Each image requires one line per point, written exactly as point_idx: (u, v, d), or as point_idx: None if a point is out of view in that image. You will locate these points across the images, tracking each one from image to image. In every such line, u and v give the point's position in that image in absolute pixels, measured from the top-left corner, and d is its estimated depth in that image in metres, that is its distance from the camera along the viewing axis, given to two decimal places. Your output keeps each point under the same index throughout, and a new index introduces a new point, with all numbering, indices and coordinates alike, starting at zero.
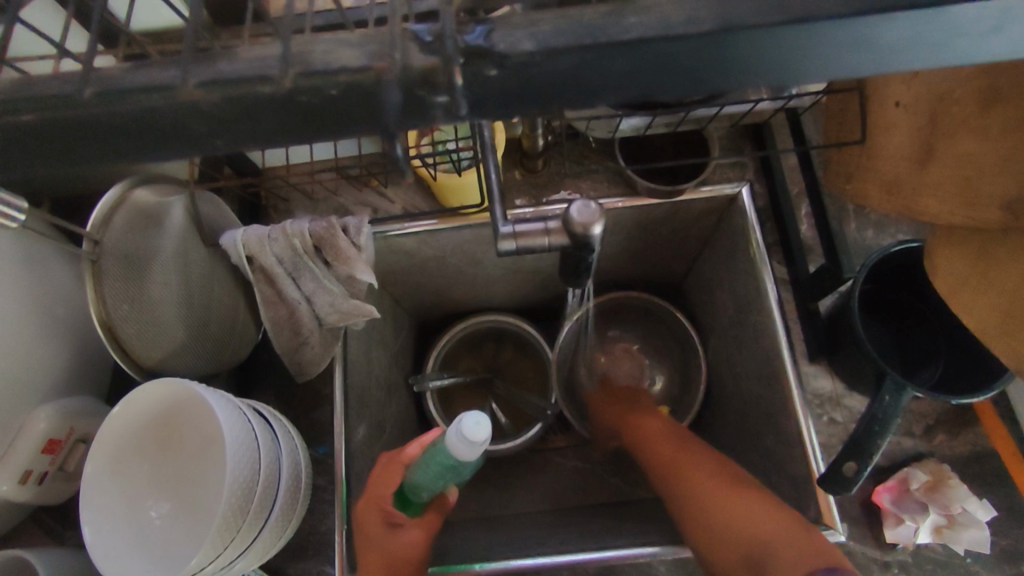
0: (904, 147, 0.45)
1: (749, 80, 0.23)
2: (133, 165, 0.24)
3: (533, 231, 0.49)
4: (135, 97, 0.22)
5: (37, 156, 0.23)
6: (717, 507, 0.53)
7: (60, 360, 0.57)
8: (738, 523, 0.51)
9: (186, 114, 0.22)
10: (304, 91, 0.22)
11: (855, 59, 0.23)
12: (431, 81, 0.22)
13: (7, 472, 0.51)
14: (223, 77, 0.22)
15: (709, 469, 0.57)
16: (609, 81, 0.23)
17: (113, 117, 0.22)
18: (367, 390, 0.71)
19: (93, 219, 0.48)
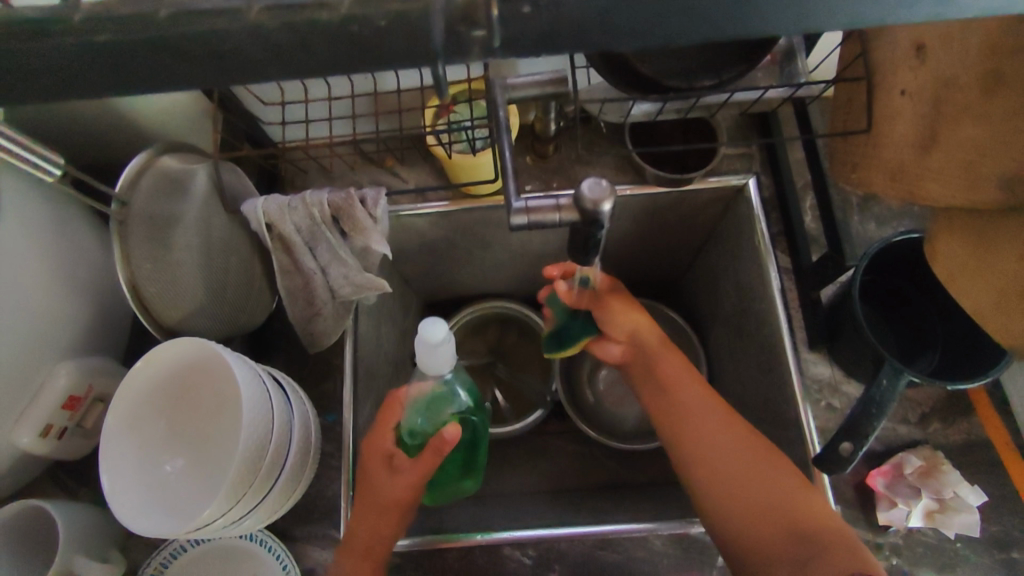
0: (909, 132, 0.47)
1: (770, 27, 0.25)
2: (187, 90, 0.25)
3: (545, 207, 0.50)
4: (195, 20, 0.23)
5: (104, 78, 0.24)
6: (750, 480, 0.53)
7: (82, 319, 0.58)
8: (766, 503, 0.52)
9: (242, 39, 0.24)
10: (354, 21, 0.24)
11: (869, 9, 0.24)
12: (471, 16, 0.24)
13: (29, 424, 0.53)
14: (282, 3, 0.23)
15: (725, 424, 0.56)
16: (640, 24, 0.24)
17: (173, 38, 0.23)
18: (375, 365, 0.73)
19: (123, 180, 0.49)
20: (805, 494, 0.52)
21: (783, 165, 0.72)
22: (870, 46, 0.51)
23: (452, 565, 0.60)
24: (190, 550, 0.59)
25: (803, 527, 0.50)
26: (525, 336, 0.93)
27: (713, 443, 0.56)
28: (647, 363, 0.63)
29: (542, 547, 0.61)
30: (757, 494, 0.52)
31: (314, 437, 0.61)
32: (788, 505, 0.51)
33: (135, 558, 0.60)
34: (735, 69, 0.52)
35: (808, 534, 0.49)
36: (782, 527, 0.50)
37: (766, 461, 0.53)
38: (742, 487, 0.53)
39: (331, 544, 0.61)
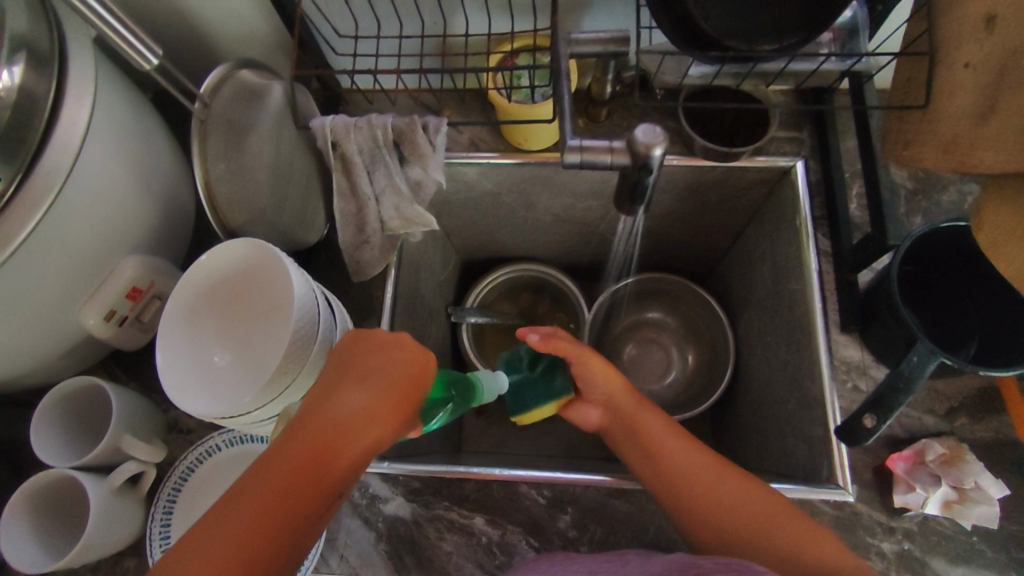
0: (966, 104, 0.48)
1: None
2: None
3: (598, 147, 0.52)
4: None
5: None
6: (712, 495, 0.52)
7: (154, 220, 0.63)
8: (727, 504, 0.52)
9: None
10: None
11: None
12: None
13: (95, 307, 0.58)
14: None
15: (686, 448, 0.56)
16: None
17: None
18: (413, 305, 0.76)
19: (207, 83, 0.53)
20: (766, 503, 0.52)
21: (834, 150, 0.72)
22: (936, 22, 0.51)
23: (468, 494, 0.62)
24: (222, 450, 0.62)
25: (757, 527, 0.50)
26: (558, 304, 0.94)
27: (678, 454, 0.55)
28: (624, 423, 0.60)
29: (557, 489, 0.62)
30: (722, 499, 0.52)
31: None
32: (756, 524, 0.50)
33: (175, 451, 0.64)
34: (793, 37, 0.53)
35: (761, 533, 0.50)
36: (736, 531, 0.50)
37: (725, 475, 0.54)
38: (713, 510, 0.52)
39: None
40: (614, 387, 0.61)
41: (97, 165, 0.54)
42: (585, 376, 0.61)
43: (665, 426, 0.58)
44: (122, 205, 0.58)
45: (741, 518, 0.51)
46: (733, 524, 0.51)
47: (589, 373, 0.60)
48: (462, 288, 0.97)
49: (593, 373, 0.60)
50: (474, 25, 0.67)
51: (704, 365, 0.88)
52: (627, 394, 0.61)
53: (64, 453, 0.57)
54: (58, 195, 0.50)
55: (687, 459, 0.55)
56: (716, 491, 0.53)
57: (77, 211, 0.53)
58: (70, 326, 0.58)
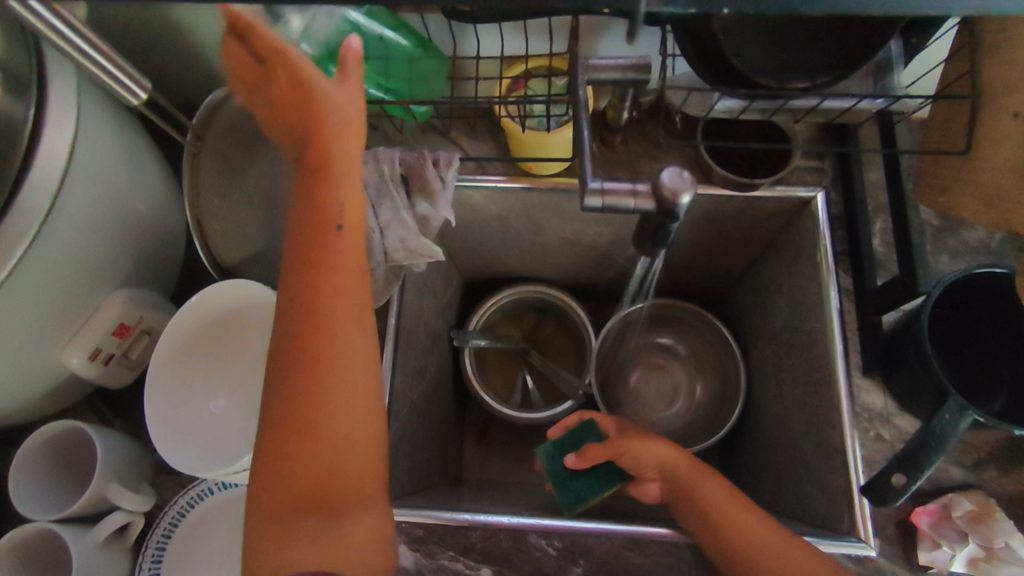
0: (1012, 157, 0.45)
1: None
2: None
3: (621, 191, 0.48)
4: None
5: None
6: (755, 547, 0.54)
7: (142, 251, 0.59)
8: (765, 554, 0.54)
9: None
10: None
11: None
12: None
13: (79, 346, 0.54)
14: None
15: (730, 505, 0.57)
16: None
17: None
18: (415, 335, 0.72)
19: (200, 113, 0.50)
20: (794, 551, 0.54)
21: (857, 182, 0.69)
22: (980, 64, 0.48)
23: (475, 544, 0.59)
24: (214, 495, 0.59)
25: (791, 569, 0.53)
26: (563, 328, 0.91)
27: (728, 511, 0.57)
28: (689, 496, 0.60)
29: (569, 539, 0.59)
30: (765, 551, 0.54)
31: None
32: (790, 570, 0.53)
33: (163, 495, 0.60)
34: (826, 74, 0.50)
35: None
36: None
37: (757, 525, 0.56)
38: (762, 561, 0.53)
39: None
40: (670, 457, 0.62)
41: (80, 198, 0.50)
42: (634, 463, 0.62)
43: (701, 474, 0.61)
44: (108, 237, 0.54)
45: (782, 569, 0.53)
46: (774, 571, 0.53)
47: (635, 455, 0.62)
48: (463, 309, 0.94)
49: (636, 453, 0.62)
50: (485, 47, 0.64)
51: (714, 397, 0.85)
52: (678, 455, 0.62)
53: (44, 503, 0.54)
54: (39, 232, 0.46)
55: (733, 511, 0.57)
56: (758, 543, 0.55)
57: (58, 248, 0.49)
58: (52, 366, 0.55)
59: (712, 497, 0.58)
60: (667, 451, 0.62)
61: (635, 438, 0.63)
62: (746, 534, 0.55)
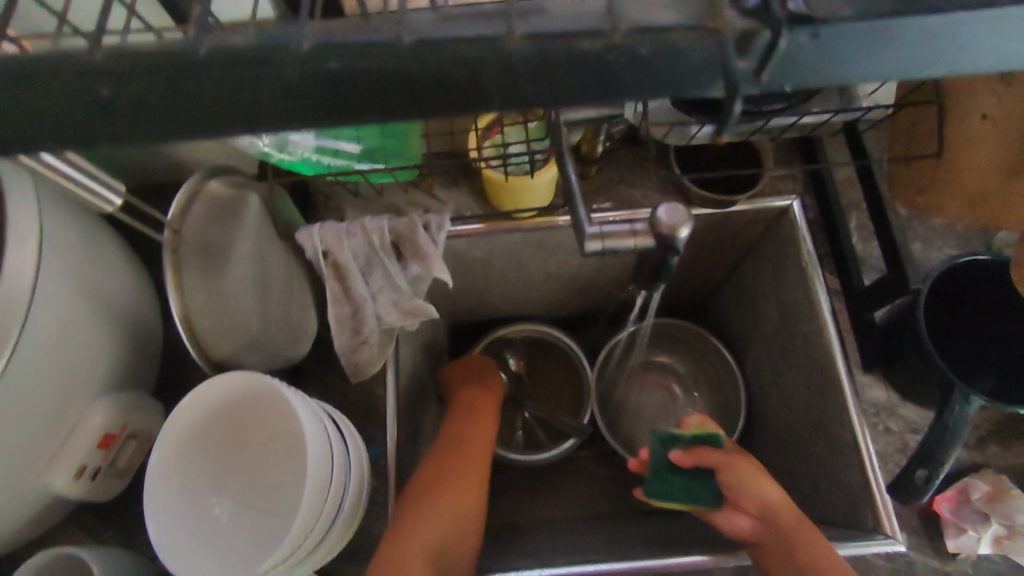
0: (989, 159, 0.46)
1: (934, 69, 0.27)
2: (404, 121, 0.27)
3: (620, 232, 0.47)
4: (453, 43, 0.26)
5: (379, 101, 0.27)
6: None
7: (121, 353, 0.55)
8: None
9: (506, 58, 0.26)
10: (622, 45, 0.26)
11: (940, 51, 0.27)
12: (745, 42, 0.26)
13: (62, 467, 0.51)
14: (543, 31, 0.26)
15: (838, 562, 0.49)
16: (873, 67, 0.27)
17: (437, 54, 0.26)
18: (417, 394, 0.70)
19: (174, 208, 0.46)
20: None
21: (829, 183, 0.71)
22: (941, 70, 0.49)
23: None
24: None
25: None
26: (556, 359, 0.91)
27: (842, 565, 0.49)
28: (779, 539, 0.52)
29: None
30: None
31: (367, 482, 0.57)
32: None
33: None
34: (802, 94, 0.51)
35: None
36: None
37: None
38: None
39: None
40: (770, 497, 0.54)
41: (53, 311, 0.46)
42: (733, 484, 0.55)
43: (803, 523, 0.52)
44: (85, 346, 0.51)
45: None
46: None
47: (743, 481, 0.55)
48: (454, 353, 0.91)
49: (745, 476, 0.55)
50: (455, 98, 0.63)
51: (716, 408, 0.85)
52: (776, 495, 0.55)
53: None
54: (10, 358, 0.43)
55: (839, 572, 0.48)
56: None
57: (35, 370, 0.46)
58: (37, 492, 0.51)
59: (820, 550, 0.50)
60: (775, 490, 0.55)
61: (740, 459, 0.57)
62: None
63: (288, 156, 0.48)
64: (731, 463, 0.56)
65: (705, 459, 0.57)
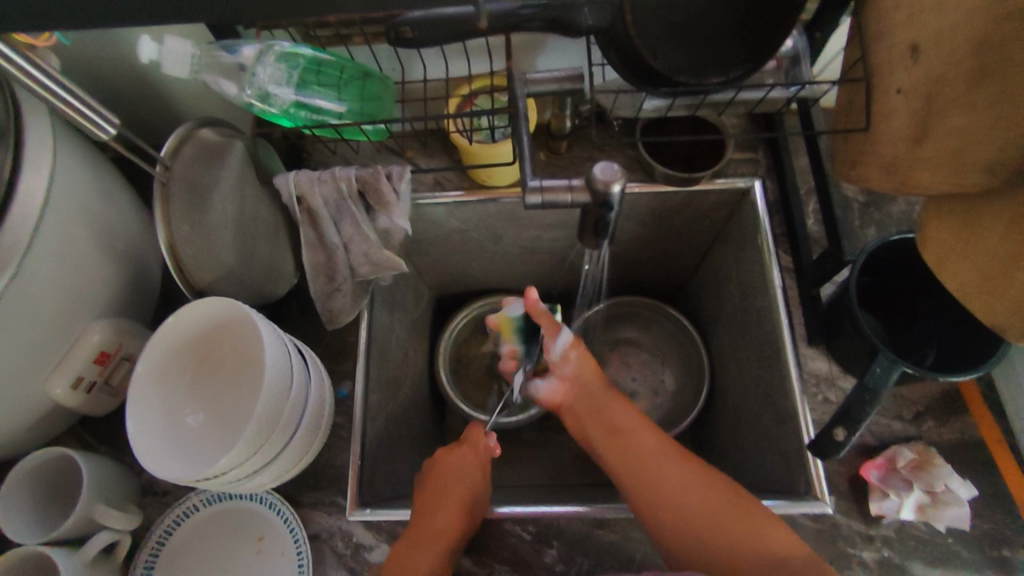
0: (902, 129, 0.50)
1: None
2: None
3: (558, 187, 0.54)
4: None
5: None
6: (711, 502, 0.54)
7: (117, 281, 0.61)
8: (701, 515, 0.53)
9: None
10: None
11: None
12: None
13: (63, 376, 0.57)
14: None
15: (730, 513, 0.53)
16: None
17: None
18: (390, 347, 0.75)
19: (166, 147, 0.53)
20: (737, 520, 0.52)
21: (787, 169, 0.74)
22: (869, 50, 0.55)
23: None
24: (201, 510, 0.62)
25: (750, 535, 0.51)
26: None
27: (680, 493, 0.55)
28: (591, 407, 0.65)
29: (542, 523, 0.62)
30: (709, 520, 0.53)
31: (327, 409, 0.62)
32: (738, 545, 0.51)
33: (150, 515, 0.63)
34: (740, 69, 0.57)
35: (757, 539, 0.50)
36: (717, 533, 0.52)
37: (737, 516, 0.52)
38: (698, 513, 0.53)
39: (337, 511, 0.62)
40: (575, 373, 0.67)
41: (58, 232, 0.53)
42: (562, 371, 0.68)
43: (681, 459, 0.57)
44: (86, 269, 0.57)
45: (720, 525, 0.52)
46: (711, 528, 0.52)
47: (599, 414, 0.64)
48: (437, 323, 0.96)
49: (627, 440, 0.60)
50: (433, 70, 0.69)
51: (682, 386, 0.88)
52: (654, 441, 0.59)
53: (30, 529, 0.55)
54: (19, 267, 0.49)
55: (680, 473, 0.56)
56: (698, 524, 0.53)
57: (40, 282, 0.52)
58: (37, 397, 0.57)
59: (712, 481, 0.55)
60: (623, 418, 0.62)
61: (636, 425, 0.61)
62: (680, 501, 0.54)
63: (269, 108, 0.55)
64: (590, 378, 0.67)
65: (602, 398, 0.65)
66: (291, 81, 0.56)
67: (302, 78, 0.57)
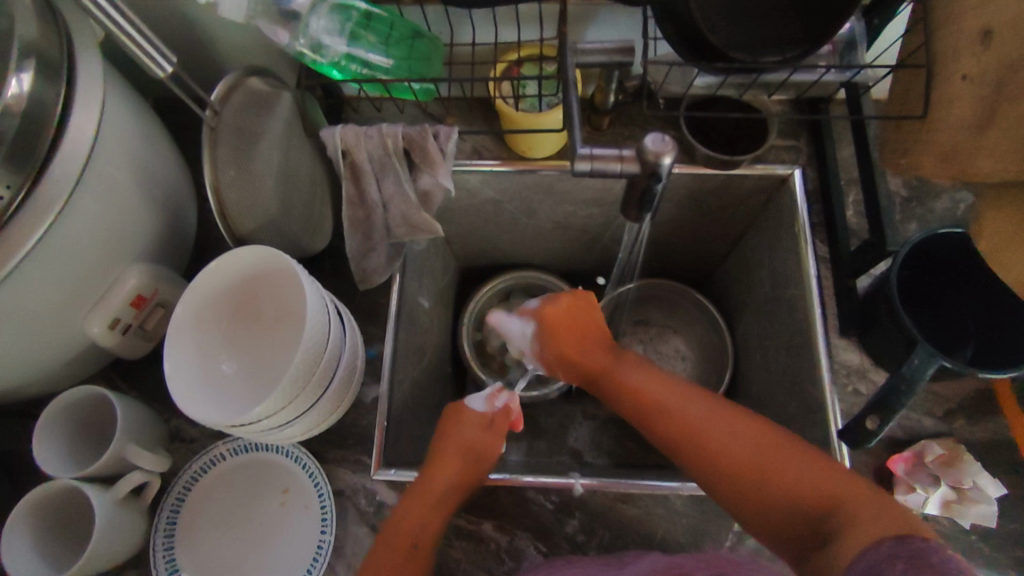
0: (965, 117, 0.50)
1: None
2: None
3: (608, 156, 0.54)
4: None
5: None
6: (782, 476, 0.49)
7: (155, 227, 0.62)
8: (785, 484, 0.48)
9: None
10: None
11: None
12: None
13: (100, 315, 0.57)
14: None
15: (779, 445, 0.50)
16: None
17: None
18: (419, 312, 0.75)
19: (216, 92, 0.53)
20: (788, 456, 0.50)
21: (831, 158, 0.73)
22: (933, 36, 0.54)
23: (477, 501, 0.62)
24: (228, 460, 0.62)
25: (829, 505, 0.46)
26: None
27: (731, 446, 0.51)
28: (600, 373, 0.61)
29: (565, 494, 0.62)
30: (776, 492, 0.49)
31: (359, 366, 0.63)
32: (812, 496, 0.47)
33: (177, 461, 0.63)
34: (797, 49, 0.56)
35: (833, 514, 0.46)
36: (805, 513, 0.47)
37: (787, 453, 0.50)
38: (778, 498, 0.48)
39: (362, 469, 0.62)
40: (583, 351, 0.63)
41: (104, 172, 0.53)
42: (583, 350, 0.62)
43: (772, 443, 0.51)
44: (127, 211, 0.57)
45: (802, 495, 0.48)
46: (793, 507, 0.48)
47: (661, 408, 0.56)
48: (461, 295, 0.96)
49: (723, 444, 0.51)
50: (481, 34, 0.68)
51: (704, 371, 0.88)
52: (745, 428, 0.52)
53: (65, 464, 0.56)
54: (66, 203, 0.50)
55: (763, 447, 0.51)
56: (748, 465, 0.50)
57: (85, 220, 0.52)
58: (76, 336, 0.58)
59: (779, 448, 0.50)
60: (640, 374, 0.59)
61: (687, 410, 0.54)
62: (726, 444, 0.51)
63: (320, 59, 0.55)
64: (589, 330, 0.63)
65: (587, 359, 0.62)
66: (344, 32, 0.56)
67: (354, 31, 0.57)
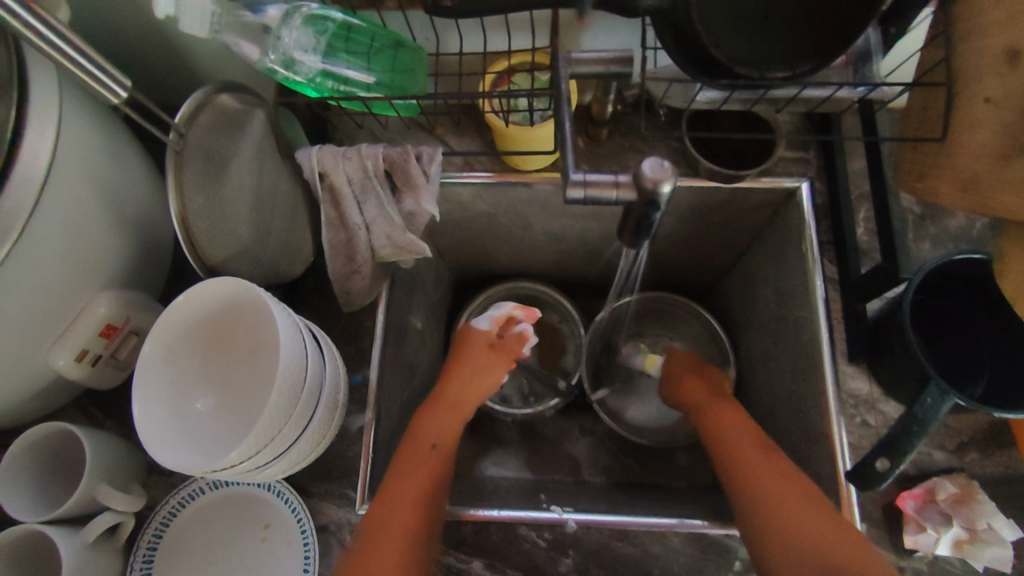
0: (987, 144, 0.46)
1: None
2: None
3: (603, 182, 0.50)
4: None
5: None
6: (816, 538, 0.48)
7: (125, 252, 0.58)
8: (816, 539, 0.48)
9: None
10: None
11: None
12: None
13: (65, 348, 0.54)
14: None
15: (813, 501, 0.51)
16: None
17: None
18: (408, 333, 0.71)
19: (183, 112, 0.49)
20: (816, 514, 0.50)
21: (841, 172, 0.69)
22: (953, 52, 0.50)
23: (465, 537, 0.59)
24: (206, 494, 0.60)
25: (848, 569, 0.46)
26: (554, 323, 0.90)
27: (772, 493, 0.52)
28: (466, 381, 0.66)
29: (558, 531, 0.59)
30: (799, 542, 0.48)
31: (342, 395, 0.60)
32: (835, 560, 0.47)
33: (154, 495, 0.61)
34: (807, 64, 0.52)
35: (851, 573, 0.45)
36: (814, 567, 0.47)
37: (821, 513, 0.50)
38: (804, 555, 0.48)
39: (347, 503, 0.60)
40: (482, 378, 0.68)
41: (63, 198, 0.49)
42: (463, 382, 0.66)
43: (821, 515, 0.50)
44: (92, 237, 0.53)
45: (799, 544, 0.48)
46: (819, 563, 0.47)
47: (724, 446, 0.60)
48: (455, 306, 0.93)
49: (768, 487, 0.53)
50: (470, 42, 0.64)
51: None
52: (790, 486, 0.52)
53: (37, 505, 0.54)
54: (20, 235, 0.46)
55: (802, 498, 0.51)
56: (784, 514, 0.50)
57: (40, 252, 0.48)
58: (41, 369, 0.55)
59: (857, 548, 0.47)
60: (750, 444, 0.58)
61: (768, 471, 0.54)
62: (767, 492, 0.53)
63: (294, 76, 0.52)
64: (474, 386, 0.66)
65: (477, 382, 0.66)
66: (319, 48, 0.52)
67: (330, 46, 0.53)
